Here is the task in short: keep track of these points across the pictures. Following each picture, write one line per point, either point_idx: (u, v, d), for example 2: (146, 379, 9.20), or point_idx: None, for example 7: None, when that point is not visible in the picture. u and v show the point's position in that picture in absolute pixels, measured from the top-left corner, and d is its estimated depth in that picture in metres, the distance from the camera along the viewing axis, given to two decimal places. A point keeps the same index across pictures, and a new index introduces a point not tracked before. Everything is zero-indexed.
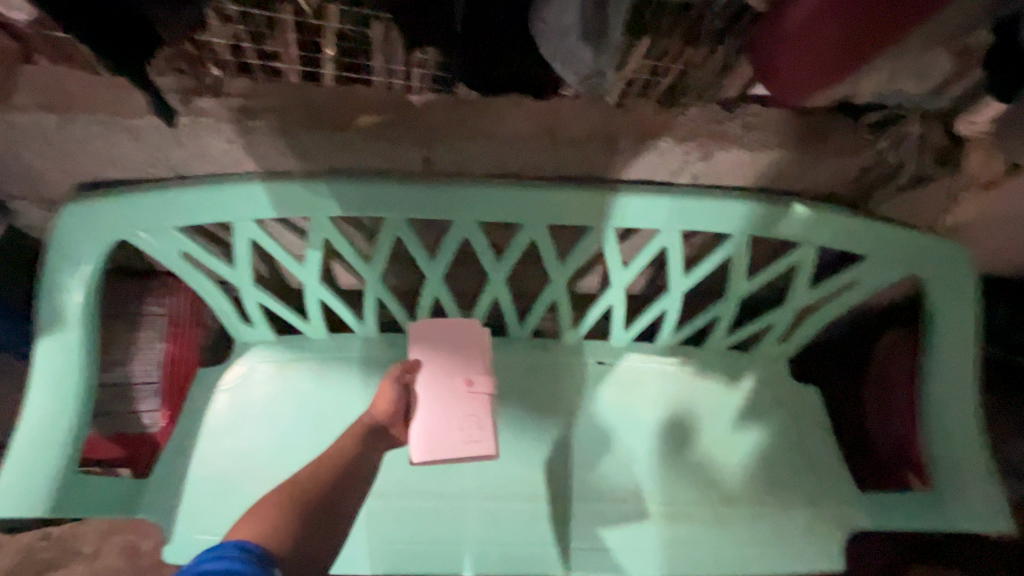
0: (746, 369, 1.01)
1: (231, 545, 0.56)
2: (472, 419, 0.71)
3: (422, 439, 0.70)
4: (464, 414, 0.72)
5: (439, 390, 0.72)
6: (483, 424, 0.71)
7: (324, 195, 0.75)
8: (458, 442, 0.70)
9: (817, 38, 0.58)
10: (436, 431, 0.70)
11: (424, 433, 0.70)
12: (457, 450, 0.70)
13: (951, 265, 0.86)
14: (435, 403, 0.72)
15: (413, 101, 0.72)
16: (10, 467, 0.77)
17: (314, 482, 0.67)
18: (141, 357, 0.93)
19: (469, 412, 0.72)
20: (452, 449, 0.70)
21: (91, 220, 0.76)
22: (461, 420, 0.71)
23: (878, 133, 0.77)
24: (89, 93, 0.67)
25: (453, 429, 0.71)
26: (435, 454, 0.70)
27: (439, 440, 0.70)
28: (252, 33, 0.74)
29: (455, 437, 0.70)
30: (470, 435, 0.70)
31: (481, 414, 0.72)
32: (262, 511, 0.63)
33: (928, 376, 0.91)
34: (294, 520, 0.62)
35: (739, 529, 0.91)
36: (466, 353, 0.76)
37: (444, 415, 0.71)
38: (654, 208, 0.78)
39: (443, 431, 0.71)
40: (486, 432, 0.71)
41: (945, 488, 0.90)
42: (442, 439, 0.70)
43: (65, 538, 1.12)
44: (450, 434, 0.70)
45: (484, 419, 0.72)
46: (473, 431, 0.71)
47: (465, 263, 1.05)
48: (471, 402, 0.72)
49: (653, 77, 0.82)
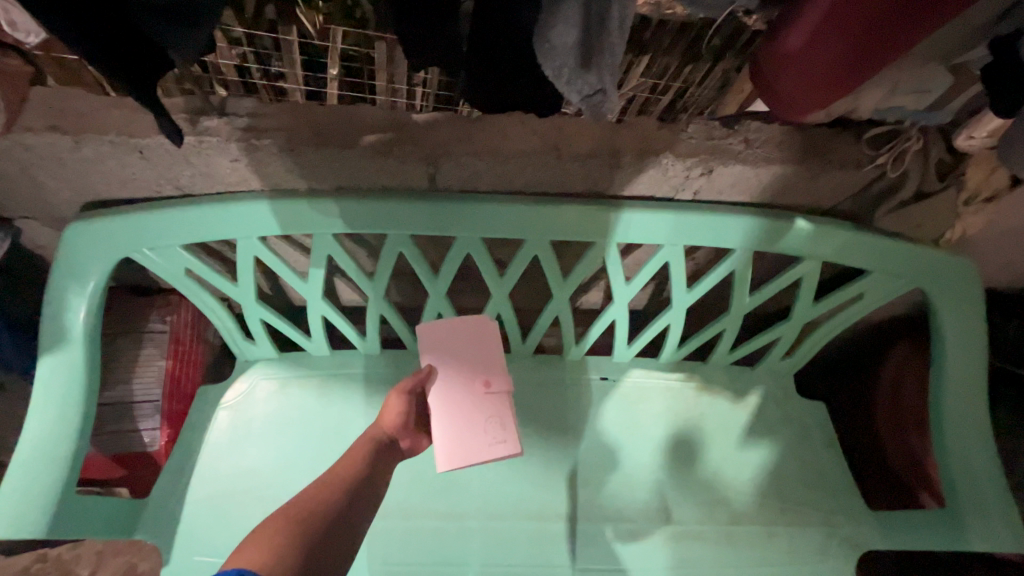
0: (752, 385, 1.00)
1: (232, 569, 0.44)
2: (495, 420, 0.69)
3: (448, 446, 0.67)
4: (485, 416, 0.69)
5: (456, 395, 0.69)
6: (505, 424, 0.69)
7: (330, 212, 0.75)
8: (484, 444, 0.68)
9: (821, 57, 0.58)
10: (458, 438, 0.68)
11: (447, 441, 0.67)
12: (484, 451, 0.67)
13: (960, 280, 0.85)
14: (454, 409, 0.69)
15: (417, 120, 0.73)
16: (5, 490, 0.74)
17: (317, 506, 0.55)
18: (143, 375, 0.91)
19: (490, 414, 0.69)
20: (478, 454, 0.67)
21: (96, 238, 0.76)
22: (483, 423, 0.69)
23: (880, 148, 0.77)
24: (100, 116, 0.68)
25: (475, 433, 0.68)
26: (461, 462, 0.67)
27: (463, 447, 0.67)
28: (258, 56, 0.76)
29: (480, 440, 0.68)
30: (494, 436, 0.68)
31: (503, 414, 0.69)
32: (263, 536, 0.50)
33: (940, 391, 0.90)
34: (299, 548, 0.50)
35: (749, 549, 0.90)
36: (479, 353, 0.72)
37: (465, 421, 0.68)
38: (657, 224, 0.78)
39: (467, 436, 0.68)
40: (511, 432, 0.68)
41: (963, 507, 0.88)
42: (466, 445, 0.67)
43: (63, 560, 1.11)
44: (474, 438, 0.68)
45: (506, 418, 0.69)
46: (497, 432, 0.68)
47: (468, 279, 1.05)
48: (491, 404, 0.70)
49: (651, 94, 0.84)
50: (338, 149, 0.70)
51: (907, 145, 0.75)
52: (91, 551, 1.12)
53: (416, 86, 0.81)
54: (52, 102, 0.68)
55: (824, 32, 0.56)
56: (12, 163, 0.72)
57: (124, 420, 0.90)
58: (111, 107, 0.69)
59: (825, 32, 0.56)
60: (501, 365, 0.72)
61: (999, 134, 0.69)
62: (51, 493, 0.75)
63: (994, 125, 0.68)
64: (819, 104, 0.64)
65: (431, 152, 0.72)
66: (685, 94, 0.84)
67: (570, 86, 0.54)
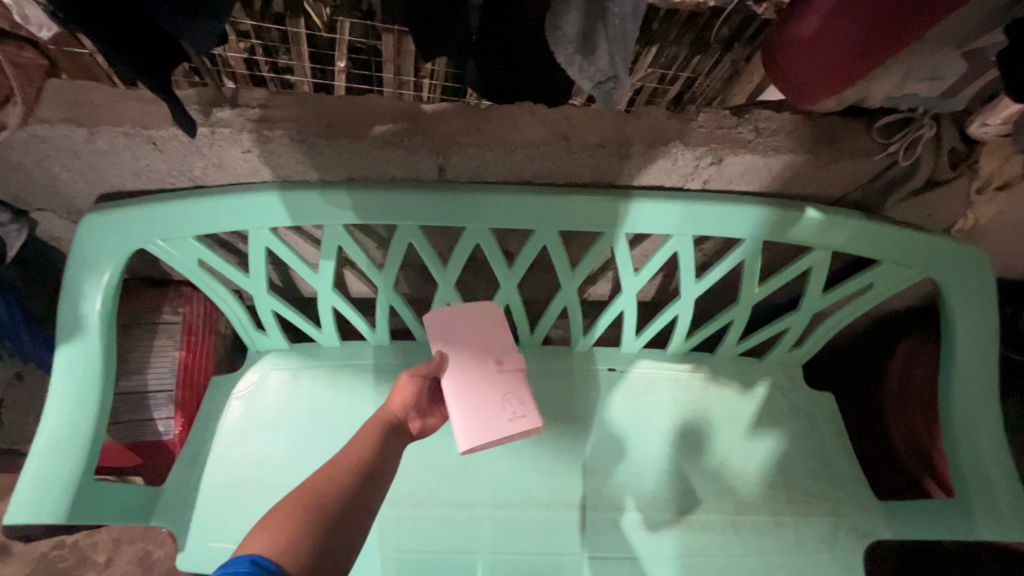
0: (760, 376, 1.00)
1: (243, 559, 0.46)
2: (512, 396, 0.70)
3: (468, 426, 0.67)
4: (502, 393, 0.70)
5: (470, 375, 0.70)
6: (521, 399, 0.70)
7: (341, 204, 0.75)
8: (504, 420, 0.68)
9: (833, 44, 0.57)
10: (478, 417, 0.68)
11: (468, 421, 0.67)
12: (505, 427, 0.67)
13: (972, 268, 0.85)
14: (471, 390, 0.69)
15: (426, 111, 0.73)
16: (22, 480, 0.75)
17: (328, 490, 0.56)
18: (157, 365, 0.92)
19: (506, 390, 0.70)
20: (501, 428, 0.67)
21: (110, 229, 0.77)
22: (501, 399, 0.69)
23: (890, 137, 0.76)
24: (114, 108, 0.69)
25: (495, 411, 0.68)
26: (484, 438, 0.66)
27: (484, 424, 0.67)
28: (266, 49, 0.77)
29: (499, 416, 0.68)
30: (514, 411, 0.69)
31: (518, 389, 0.71)
32: (274, 522, 0.51)
33: (950, 382, 0.89)
34: (311, 534, 0.51)
35: (759, 538, 0.90)
36: (489, 335, 0.74)
37: (482, 400, 0.69)
38: (667, 213, 0.78)
39: (486, 414, 0.68)
40: (529, 405, 0.69)
41: (974, 498, 0.87)
42: (487, 422, 0.67)
43: (80, 546, 1.13)
44: (493, 414, 0.68)
45: (521, 394, 0.70)
46: (515, 407, 0.69)
47: (476, 270, 1.06)
48: (506, 381, 0.71)
49: (659, 83, 0.85)
50: (348, 140, 0.71)
51: (920, 134, 0.75)
52: (107, 538, 1.14)
53: (423, 78, 0.82)
54: (66, 95, 0.69)
55: (835, 17, 0.56)
56: (28, 155, 0.72)
57: (139, 409, 0.91)
58: (126, 99, 0.69)
59: (838, 17, 0.56)
60: (511, 345, 0.74)
61: (1013, 120, 0.68)
62: (70, 480, 0.76)
63: (1009, 111, 0.68)
64: (832, 90, 0.63)
65: (441, 144, 0.72)
66: (693, 85, 0.85)
67: (582, 73, 0.54)
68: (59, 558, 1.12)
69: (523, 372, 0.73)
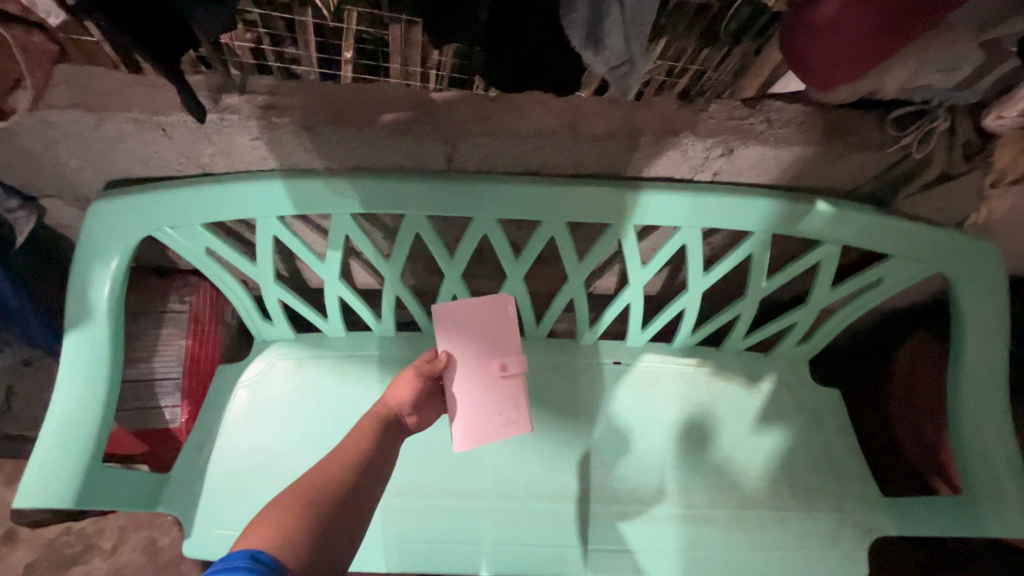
0: (767, 371, 1.00)
1: (242, 554, 0.46)
2: (509, 402, 0.74)
3: (466, 428, 0.72)
4: (500, 398, 0.74)
5: (471, 378, 0.72)
6: (517, 405, 0.75)
7: (347, 193, 0.75)
8: (497, 425, 0.73)
9: (853, 29, 0.56)
10: (475, 421, 0.72)
11: (465, 423, 0.72)
12: (496, 432, 0.73)
13: (982, 264, 0.84)
14: (472, 393, 0.72)
15: (434, 99, 0.73)
16: (30, 467, 0.75)
17: (325, 488, 0.55)
18: (165, 353, 0.92)
19: (504, 396, 0.74)
20: (493, 433, 0.73)
21: (117, 216, 0.77)
22: (498, 405, 0.74)
23: (902, 130, 0.75)
24: (123, 93, 0.69)
25: (491, 415, 0.73)
26: (476, 442, 0.72)
27: (479, 429, 0.72)
28: (272, 37, 0.77)
29: (494, 421, 0.73)
30: (508, 417, 0.74)
31: (515, 395, 0.75)
32: (271, 521, 0.50)
33: (958, 380, 0.89)
34: (310, 531, 0.51)
35: (763, 533, 0.90)
36: (498, 333, 0.74)
37: (482, 403, 0.73)
38: (674, 205, 0.77)
39: (481, 417, 0.73)
40: (522, 413, 0.75)
41: (981, 494, 0.87)
42: (482, 426, 0.73)
43: (86, 533, 1.14)
44: (489, 419, 0.73)
45: (519, 399, 0.75)
46: (510, 413, 0.74)
47: (482, 261, 1.06)
48: (506, 386, 0.74)
49: (668, 76, 0.85)
50: (356, 128, 0.70)
51: (934, 126, 0.73)
52: (113, 525, 1.15)
53: (430, 69, 0.82)
54: (76, 79, 0.69)
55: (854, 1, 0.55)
56: (37, 141, 0.72)
57: (145, 397, 0.90)
58: (132, 85, 0.69)
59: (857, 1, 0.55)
60: (515, 347, 0.75)
61: None
62: (78, 465, 0.76)
63: None
64: (851, 76, 0.62)
65: (449, 132, 0.72)
66: (702, 78, 0.86)
67: (596, 58, 0.54)
68: (66, 544, 1.13)
69: (523, 376, 0.76)
